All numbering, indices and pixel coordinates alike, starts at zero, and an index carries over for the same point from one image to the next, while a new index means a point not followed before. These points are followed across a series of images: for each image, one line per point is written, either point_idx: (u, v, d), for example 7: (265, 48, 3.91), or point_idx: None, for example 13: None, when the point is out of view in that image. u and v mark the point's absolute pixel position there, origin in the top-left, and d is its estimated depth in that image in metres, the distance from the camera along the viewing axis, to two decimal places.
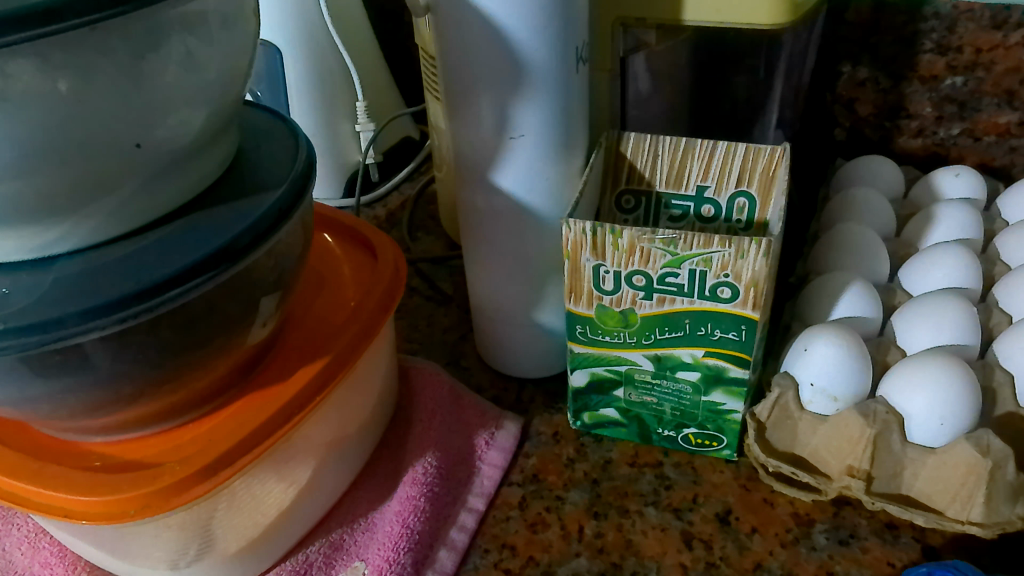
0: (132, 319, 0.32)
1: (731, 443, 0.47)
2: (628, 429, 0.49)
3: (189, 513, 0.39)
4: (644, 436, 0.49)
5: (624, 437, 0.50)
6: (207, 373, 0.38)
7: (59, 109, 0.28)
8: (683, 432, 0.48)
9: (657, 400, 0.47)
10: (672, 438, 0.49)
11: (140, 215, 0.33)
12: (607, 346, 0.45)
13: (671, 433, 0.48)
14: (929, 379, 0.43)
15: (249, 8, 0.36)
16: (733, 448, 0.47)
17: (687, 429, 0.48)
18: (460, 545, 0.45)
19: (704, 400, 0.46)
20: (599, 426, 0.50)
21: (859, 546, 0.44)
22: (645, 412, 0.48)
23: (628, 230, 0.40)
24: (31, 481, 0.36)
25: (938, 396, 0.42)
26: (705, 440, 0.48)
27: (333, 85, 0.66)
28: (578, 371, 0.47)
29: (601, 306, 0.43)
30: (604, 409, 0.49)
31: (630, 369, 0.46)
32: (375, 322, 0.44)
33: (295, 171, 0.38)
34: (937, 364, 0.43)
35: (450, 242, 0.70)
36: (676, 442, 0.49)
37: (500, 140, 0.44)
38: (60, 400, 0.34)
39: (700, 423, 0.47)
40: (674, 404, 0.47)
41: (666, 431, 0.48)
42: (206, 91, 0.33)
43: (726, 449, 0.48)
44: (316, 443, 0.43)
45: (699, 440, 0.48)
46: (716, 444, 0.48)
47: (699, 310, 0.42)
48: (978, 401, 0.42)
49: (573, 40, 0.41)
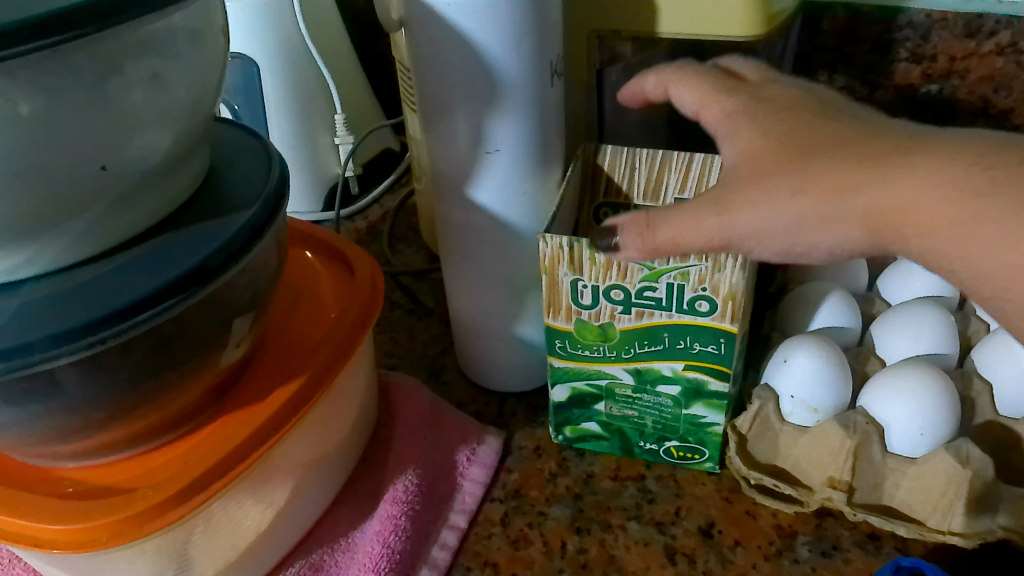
0: (101, 344, 0.31)
1: (713, 456, 0.47)
2: (610, 443, 0.49)
3: (163, 538, 0.38)
4: (626, 449, 0.49)
5: (606, 451, 0.50)
6: (181, 396, 0.38)
7: (22, 132, 0.28)
8: (665, 445, 0.48)
9: (638, 413, 0.47)
10: (653, 450, 0.48)
11: (109, 237, 0.33)
12: (587, 359, 0.45)
13: (653, 447, 0.48)
14: (874, 398, 0.44)
15: (218, 25, 0.36)
16: (715, 461, 0.47)
17: (670, 442, 0.47)
18: (443, 563, 0.44)
19: (685, 413, 0.46)
20: (581, 439, 0.50)
21: (842, 557, 0.43)
22: (627, 425, 0.48)
23: (606, 244, 0.40)
24: (1, 510, 0.36)
25: (886, 405, 0.43)
26: (687, 453, 0.48)
27: (311, 97, 0.65)
28: (559, 386, 0.47)
29: (580, 319, 0.43)
30: (585, 423, 0.49)
31: (611, 383, 0.46)
32: (352, 340, 0.43)
33: (267, 190, 0.37)
34: (915, 375, 0.43)
35: (431, 255, 0.69)
36: (659, 455, 0.49)
37: (475, 155, 0.43)
38: (28, 427, 0.34)
39: (681, 436, 0.47)
40: (655, 417, 0.47)
41: (648, 444, 0.48)
42: (175, 110, 0.33)
43: (708, 461, 0.48)
44: (294, 463, 0.42)
45: (680, 453, 0.48)
46: (698, 457, 0.48)
47: (677, 322, 0.42)
48: (955, 410, 0.42)
49: (547, 55, 0.41)
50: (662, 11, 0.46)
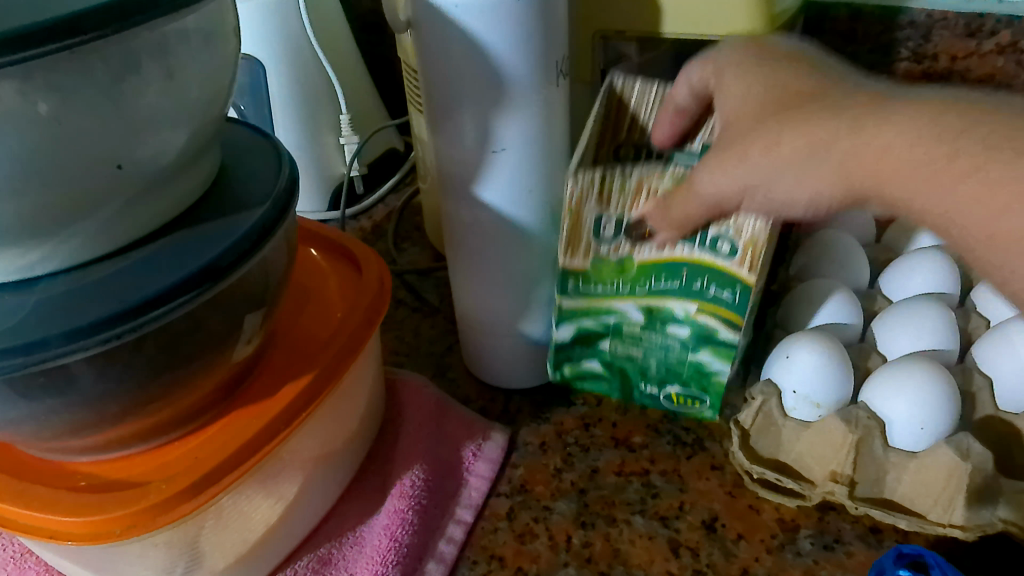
0: (115, 340, 0.32)
1: (713, 403, 0.48)
2: (609, 385, 0.51)
3: (175, 532, 0.38)
4: (624, 390, 0.51)
5: (607, 390, 0.52)
6: (193, 391, 0.38)
7: (40, 130, 0.28)
8: (665, 390, 0.49)
9: (642, 354, 0.48)
10: (653, 395, 0.50)
11: (123, 235, 0.33)
12: (597, 297, 0.46)
13: (654, 390, 0.50)
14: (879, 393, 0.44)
15: (230, 26, 0.36)
16: (714, 411, 0.49)
17: (671, 387, 0.49)
18: (449, 557, 0.45)
19: (689, 359, 0.47)
20: (580, 378, 0.51)
21: (844, 551, 0.44)
22: (629, 365, 0.49)
23: (637, 172, 0.40)
24: (16, 503, 0.36)
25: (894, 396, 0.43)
26: (687, 399, 0.49)
27: (317, 98, 0.66)
28: (564, 325, 0.48)
29: (598, 253, 0.44)
30: (587, 363, 0.50)
31: (618, 320, 0.47)
32: (360, 337, 0.44)
33: (278, 189, 0.38)
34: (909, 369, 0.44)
35: (436, 254, 0.70)
36: (659, 399, 0.50)
37: (481, 154, 0.44)
38: (43, 422, 0.34)
39: (683, 381, 0.48)
40: (659, 360, 0.48)
41: (649, 388, 0.50)
42: (188, 110, 0.33)
43: (706, 411, 0.49)
44: (303, 458, 0.43)
45: (680, 400, 0.49)
46: (698, 405, 0.49)
47: (691, 263, 0.42)
48: (950, 397, 0.43)
49: (552, 55, 0.42)
50: (667, 10, 0.47)
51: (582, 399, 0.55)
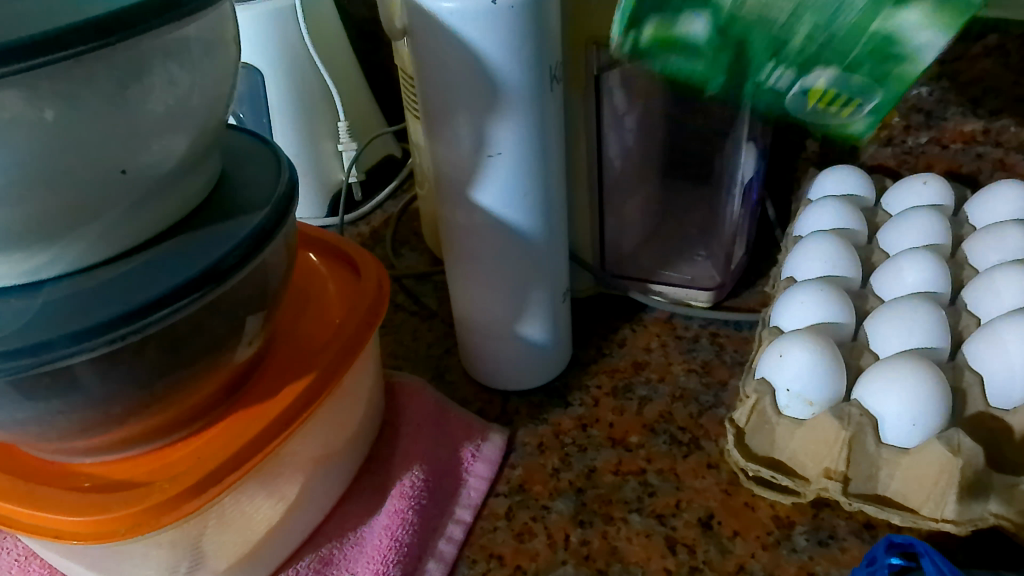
0: (120, 341, 0.32)
1: (877, 107, 0.42)
2: (709, 66, 0.44)
3: (178, 531, 0.39)
4: (740, 60, 0.43)
5: (701, 75, 0.45)
6: (196, 392, 0.39)
7: (46, 136, 0.29)
8: (811, 78, 0.42)
9: (779, 3, 0.40)
10: (781, 75, 0.43)
11: (126, 239, 0.34)
12: None
13: (783, 76, 0.43)
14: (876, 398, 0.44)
15: (230, 34, 0.37)
16: (871, 112, 0.42)
17: (816, 76, 0.42)
18: (449, 556, 0.46)
19: (858, 7, 0.38)
20: (667, 41, 0.44)
21: (838, 546, 0.45)
22: (750, 18, 0.41)
23: None
24: (22, 503, 0.37)
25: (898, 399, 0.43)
26: (837, 97, 0.42)
27: (316, 105, 0.67)
28: None
29: None
30: (690, 23, 0.43)
31: None
32: (359, 339, 0.45)
33: (278, 193, 0.39)
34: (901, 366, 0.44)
35: (434, 258, 0.71)
36: (785, 88, 0.43)
37: (477, 158, 0.45)
38: (49, 423, 0.35)
39: (849, 62, 0.40)
40: (810, 18, 0.40)
41: (778, 66, 0.42)
42: (189, 116, 0.34)
43: (857, 110, 0.42)
44: (304, 459, 0.43)
45: (825, 95, 0.42)
46: (843, 101, 0.42)
47: None
48: (940, 395, 0.43)
49: (546, 61, 0.43)
50: None
51: (579, 400, 0.55)
